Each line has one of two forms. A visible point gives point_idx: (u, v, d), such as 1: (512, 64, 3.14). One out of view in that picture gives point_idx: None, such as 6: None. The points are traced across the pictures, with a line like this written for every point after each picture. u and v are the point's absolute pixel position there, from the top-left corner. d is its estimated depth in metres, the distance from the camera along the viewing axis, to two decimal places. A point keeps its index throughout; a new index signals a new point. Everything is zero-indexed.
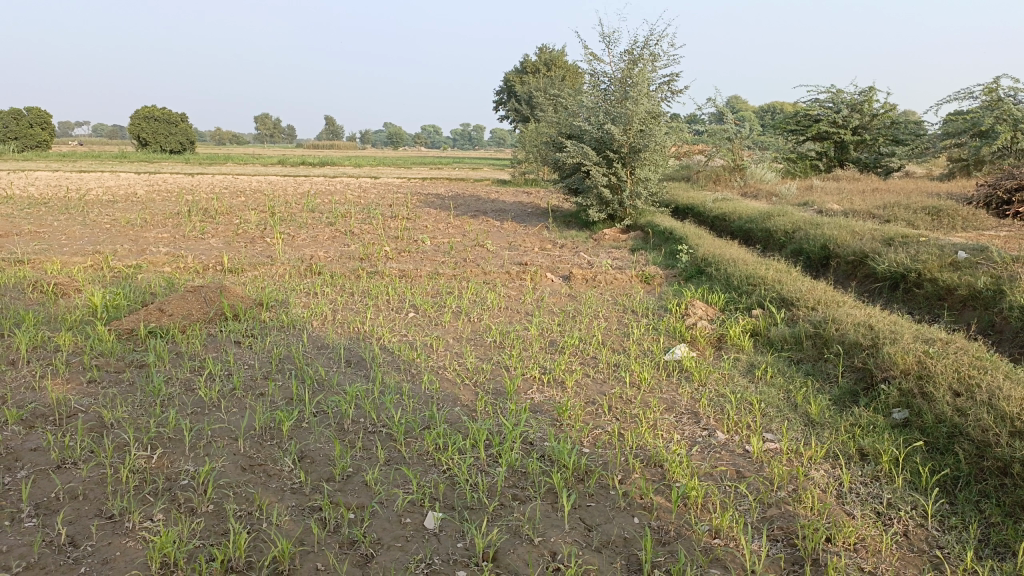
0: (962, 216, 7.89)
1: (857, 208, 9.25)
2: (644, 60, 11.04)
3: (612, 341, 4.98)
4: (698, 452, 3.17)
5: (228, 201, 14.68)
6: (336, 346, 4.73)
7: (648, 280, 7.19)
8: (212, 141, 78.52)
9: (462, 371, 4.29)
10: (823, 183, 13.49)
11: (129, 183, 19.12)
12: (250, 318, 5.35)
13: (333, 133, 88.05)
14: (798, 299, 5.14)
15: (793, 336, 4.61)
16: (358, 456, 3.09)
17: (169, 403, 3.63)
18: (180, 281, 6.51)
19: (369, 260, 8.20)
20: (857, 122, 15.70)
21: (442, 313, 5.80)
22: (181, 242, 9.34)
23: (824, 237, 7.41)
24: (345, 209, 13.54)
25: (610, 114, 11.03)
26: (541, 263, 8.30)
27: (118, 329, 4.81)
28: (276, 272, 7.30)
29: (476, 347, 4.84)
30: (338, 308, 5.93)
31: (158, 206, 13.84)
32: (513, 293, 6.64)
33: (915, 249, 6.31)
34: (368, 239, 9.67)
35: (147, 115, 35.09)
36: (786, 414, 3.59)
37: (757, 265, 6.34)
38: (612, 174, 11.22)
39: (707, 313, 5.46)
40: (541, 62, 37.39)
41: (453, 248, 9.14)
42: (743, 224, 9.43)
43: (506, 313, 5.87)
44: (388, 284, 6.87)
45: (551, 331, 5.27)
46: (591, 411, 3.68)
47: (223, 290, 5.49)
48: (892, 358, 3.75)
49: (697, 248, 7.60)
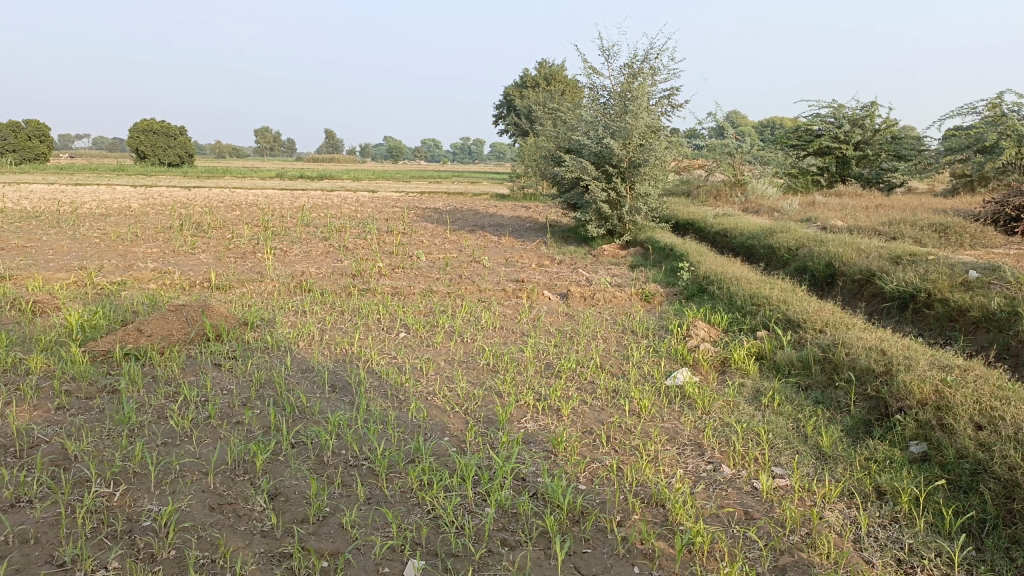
0: (970, 233, 7.70)
1: (862, 225, 9.06)
2: (644, 74, 10.89)
3: (612, 363, 4.76)
4: (704, 490, 2.94)
5: (222, 215, 14.49)
6: (321, 369, 4.51)
7: (648, 298, 6.99)
8: (212, 154, 78.62)
9: (452, 397, 4.07)
10: (826, 199, 13.29)
11: (125, 196, 18.97)
12: (233, 339, 5.13)
13: (333, 147, 88.29)
14: (805, 320, 4.93)
15: (800, 360, 4.40)
16: (336, 494, 2.86)
17: (138, 433, 3.41)
18: (164, 299, 6.30)
19: (362, 276, 8.00)
20: (859, 137, 15.54)
21: (434, 334, 5.59)
22: (171, 257, 9.14)
23: (830, 254, 7.21)
24: (340, 223, 13.35)
25: (609, 128, 10.87)
26: (539, 280, 8.10)
27: (93, 351, 4.59)
28: (265, 289, 7.09)
29: (468, 370, 4.62)
30: (326, 328, 5.70)
31: (151, 220, 13.65)
32: (509, 312, 6.42)
33: (925, 268, 6.11)
34: (361, 255, 9.48)
35: (146, 128, 35.04)
36: (796, 446, 3.37)
37: (761, 284, 6.13)
38: (611, 190, 11.04)
39: (710, 335, 5.25)
40: (541, 76, 37.39)
41: (449, 264, 8.94)
42: (745, 240, 9.24)
43: (500, 334, 5.65)
44: (381, 302, 6.66)
45: (547, 353, 5.05)
46: (588, 443, 3.45)
47: (206, 309, 5.28)
48: (908, 387, 3.54)
49: (699, 265, 7.39)
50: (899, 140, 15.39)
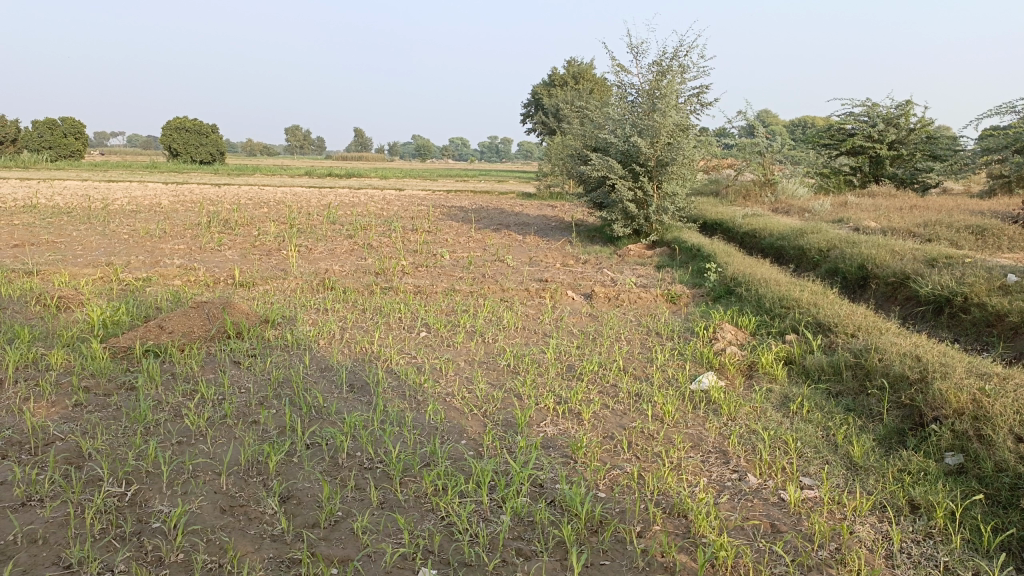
0: (1009, 235, 7.45)
1: (896, 226, 8.83)
2: (673, 71, 10.73)
3: (635, 366, 4.65)
4: (727, 500, 2.83)
5: (250, 212, 14.58)
6: (340, 368, 4.46)
7: (674, 299, 6.86)
8: (243, 152, 79.56)
9: (471, 399, 3.99)
10: (859, 199, 13.01)
11: (157, 193, 19.21)
12: (254, 337, 5.11)
13: (362, 145, 88.97)
14: (836, 324, 4.78)
15: (831, 365, 4.26)
16: (349, 497, 2.80)
17: (153, 431, 3.39)
18: (187, 295, 6.32)
19: (385, 274, 7.96)
20: (894, 136, 15.20)
21: (455, 334, 5.52)
22: (197, 254, 9.19)
23: (862, 256, 7.02)
24: (366, 221, 13.36)
25: (637, 127, 10.74)
26: (563, 279, 8.01)
27: (114, 348, 4.59)
28: (287, 286, 7.08)
29: (489, 371, 4.55)
30: (347, 326, 5.67)
31: (180, 217, 13.78)
32: (532, 313, 6.34)
33: (962, 271, 5.91)
34: (385, 254, 9.45)
35: (179, 126, 35.57)
36: (825, 455, 3.25)
37: (791, 286, 5.98)
38: (638, 189, 10.90)
39: (737, 338, 5.12)
40: (569, 74, 37.21)
41: (472, 263, 8.87)
42: (775, 241, 9.06)
43: (522, 334, 5.57)
44: (402, 300, 6.62)
45: (569, 355, 4.95)
46: (608, 448, 3.35)
47: (227, 306, 5.27)
48: (943, 395, 3.39)
49: (727, 266, 7.24)
50: (934, 139, 15.04)
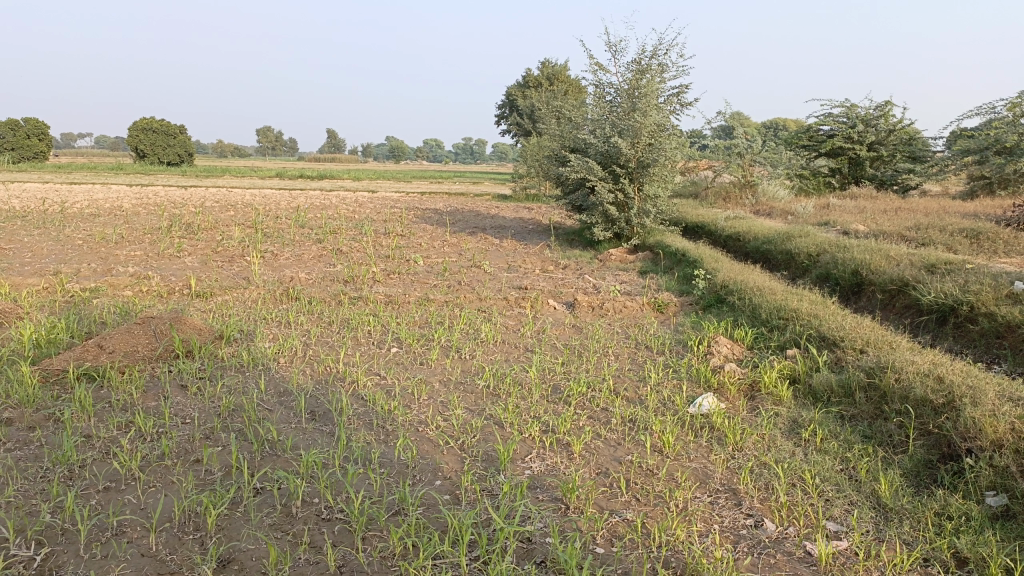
0: (1004, 239, 7.18)
1: (885, 229, 8.53)
2: (653, 70, 10.41)
3: (627, 386, 4.24)
4: (746, 556, 2.44)
5: (215, 216, 13.97)
6: (299, 393, 4.00)
7: (661, 308, 6.48)
8: (214, 154, 78.38)
9: (446, 429, 3.54)
10: (841, 201, 12.77)
11: (119, 196, 18.50)
12: (207, 357, 4.63)
13: (335, 147, 88.30)
14: (841, 338, 4.41)
15: (841, 386, 3.90)
16: (303, 560, 2.37)
17: (76, 476, 2.92)
18: (137, 308, 5.81)
19: (354, 282, 7.50)
20: (873, 137, 15.00)
21: (429, 349, 5.08)
22: (153, 261, 8.64)
23: (856, 261, 6.70)
24: (336, 225, 12.85)
25: (616, 127, 10.40)
26: (544, 287, 7.59)
27: (45, 371, 4.11)
28: (249, 296, 6.59)
29: (466, 394, 4.11)
30: (311, 342, 5.20)
31: (141, 221, 13.16)
32: (511, 324, 5.90)
33: (965, 277, 5.60)
34: (355, 260, 8.96)
35: (145, 127, 34.62)
36: (849, 495, 2.87)
37: (787, 295, 5.61)
38: (618, 191, 10.52)
39: (733, 354, 4.74)
40: (544, 76, 36.79)
41: (447, 269, 8.44)
42: (761, 245, 8.73)
43: (501, 350, 5.13)
44: (373, 312, 6.16)
45: (554, 374, 4.52)
46: (604, 489, 2.93)
47: (176, 322, 4.79)
48: (977, 424, 3.02)
49: (716, 273, 6.87)
50: (914, 140, 14.87)
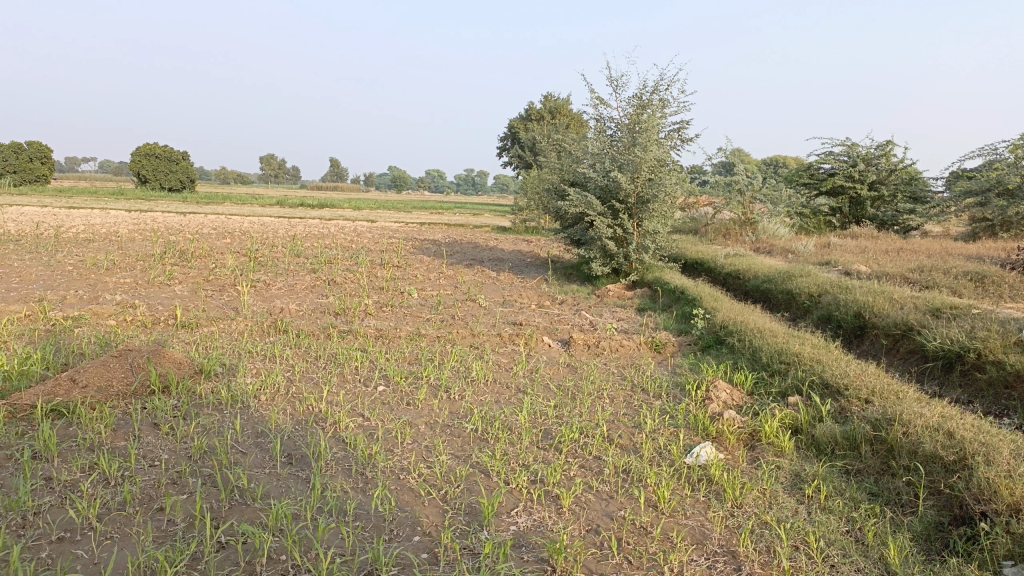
0: (1009, 283, 7.04)
1: (888, 270, 8.39)
2: (653, 106, 10.39)
3: (621, 433, 4.05)
4: None
5: (210, 243, 13.85)
6: (277, 434, 3.82)
7: (658, 348, 6.31)
8: (216, 180, 78.68)
9: (429, 478, 3.35)
10: (842, 240, 12.66)
11: (117, 221, 18.44)
12: (184, 393, 4.44)
13: (337, 175, 88.79)
14: (845, 386, 4.24)
15: (846, 437, 3.72)
16: None
17: (29, 524, 2.74)
18: (118, 339, 5.64)
19: (345, 315, 7.33)
20: (874, 177, 14.94)
21: (417, 388, 4.89)
22: (143, 288, 8.48)
23: (859, 303, 6.55)
24: (333, 254, 12.72)
25: (616, 162, 10.33)
26: (539, 323, 7.43)
27: (12, 406, 3.94)
28: (235, 327, 6.42)
29: (453, 438, 3.92)
30: (296, 378, 5.02)
31: (135, 246, 13.07)
32: (504, 362, 5.72)
33: (972, 323, 5.44)
34: (348, 291, 8.80)
35: (149, 151, 34.73)
36: (856, 561, 2.68)
37: (789, 337, 5.45)
38: (617, 226, 10.41)
39: (733, 399, 4.56)
40: (546, 109, 36.99)
41: (441, 303, 8.28)
42: (761, 283, 8.58)
43: (492, 390, 4.94)
44: (361, 347, 5.98)
45: (545, 418, 4.32)
46: (593, 550, 2.73)
47: (155, 355, 4.62)
48: (992, 485, 2.84)
49: (716, 312, 6.70)
50: (915, 181, 14.81)
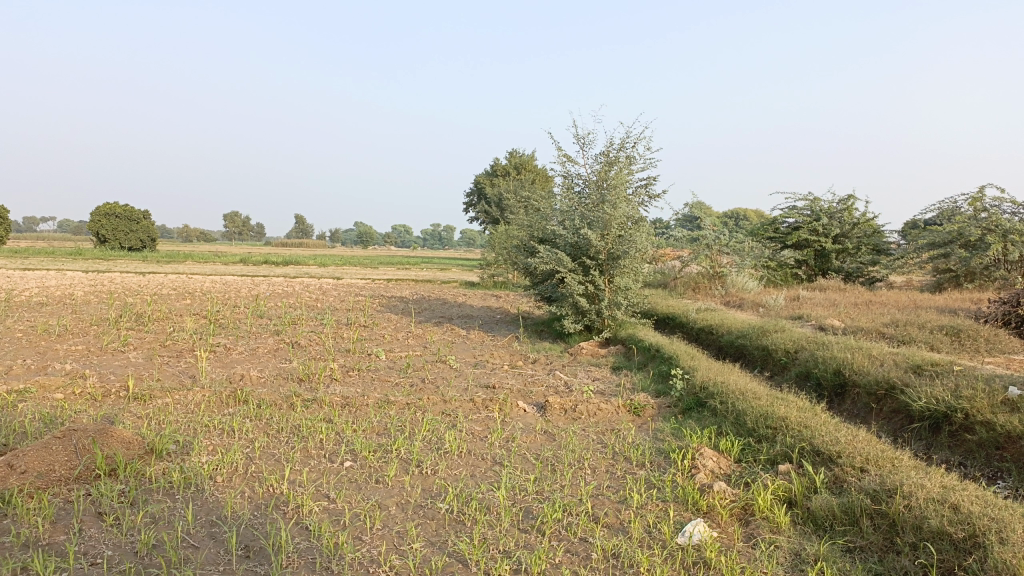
0: (984, 337, 7.00)
1: (862, 325, 8.33)
2: (620, 163, 10.42)
3: (607, 510, 3.79)
4: None
5: (170, 305, 13.42)
6: (234, 523, 3.49)
7: (637, 411, 6.09)
8: (179, 239, 77.68)
9: (402, 571, 3.06)
10: (810, 293, 12.69)
11: (73, 282, 17.88)
12: (133, 476, 4.09)
13: (303, 232, 88.36)
14: (837, 453, 4.06)
15: (844, 511, 3.52)
16: None
17: None
18: (63, 415, 5.26)
19: (309, 381, 7.01)
20: (838, 230, 15.12)
21: (387, 463, 4.59)
22: (95, 356, 8.07)
23: (838, 361, 6.43)
24: (297, 315, 12.38)
25: (586, 219, 10.27)
26: (512, 385, 7.18)
27: None
28: (192, 398, 6.07)
29: (427, 521, 3.63)
30: (256, 454, 4.69)
31: (90, 310, 12.59)
32: (478, 430, 5.45)
33: (955, 380, 5.34)
34: (313, 355, 8.48)
35: (109, 212, 34.22)
36: None
37: (772, 400, 5.28)
38: (589, 283, 10.28)
39: (720, 468, 4.34)
40: (511, 164, 37.30)
41: (410, 365, 8.00)
42: (735, 340, 8.47)
43: (467, 463, 4.65)
44: (327, 417, 5.67)
45: (525, 494, 4.05)
46: None
47: (102, 435, 4.27)
48: (1011, 567, 2.65)
49: (694, 372, 6.53)
50: (878, 234, 15.01)
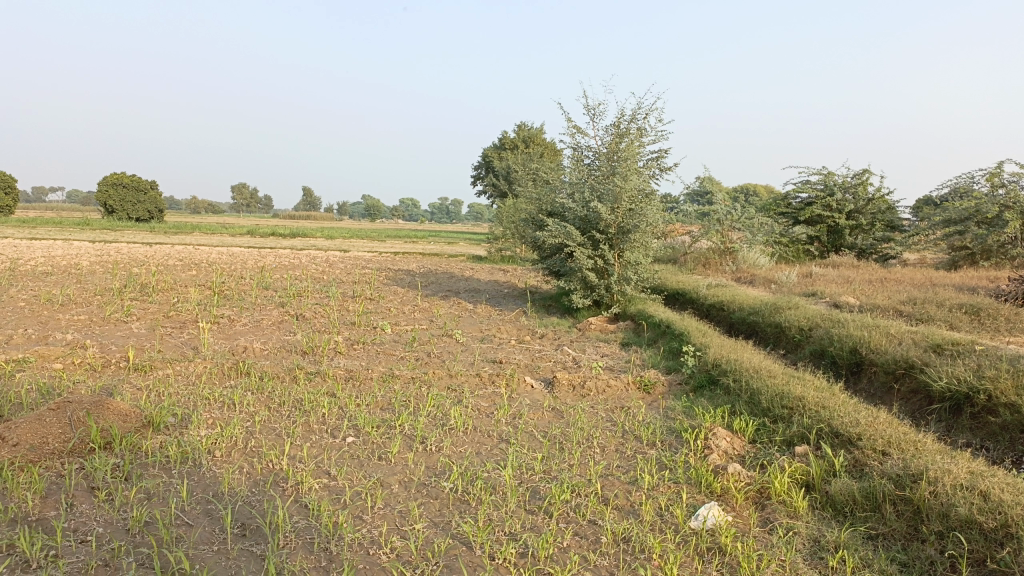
0: (1005, 316, 6.80)
1: (877, 302, 8.13)
2: (632, 135, 10.19)
3: (617, 492, 3.65)
4: None
5: (175, 276, 13.29)
6: (231, 500, 3.37)
7: (648, 389, 5.95)
8: (188, 209, 77.59)
9: (403, 553, 2.93)
10: (823, 270, 12.47)
11: (79, 252, 17.81)
12: (128, 450, 3.97)
13: (310, 204, 88.19)
14: (858, 436, 3.90)
15: (866, 496, 3.37)
16: None
17: None
18: (61, 386, 5.14)
19: (312, 354, 6.88)
20: (852, 206, 14.84)
21: (391, 439, 4.46)
22: (97, 327, 7.96)
23: (854, 338, 6.26)
24: (302, 287, 12.24)
25: (596, 192, 10.07)
26: (520, 360, 7.04)
27: None
28: (193, 370, 5.96)
29: (430, 500, 3.50)
30: (256, 429, 4.56)
31: (94, 280, 12.50)
32: (484, 407, 5.32)
33: (977, 360, 5.16)
34: (317, 327, 8.34)
35: (116, 181, 33.91)
36: None
37: (788, 379, 5.11)
38: (598, 257, 10.10)
39: (734, 450, 4.20)
40: (520, 138, 36.89)
41: (416, 339, 7.87)
42: (748, 316, 8.29)
43: (472, 440, 4.52)
44: (330, 391, 5.55)
45: (532, 473, 3.92)
46: None
47: (97, 408, 4.14)
48: None
49: (706, 349, 6.37)
50: (892, 210, 14.72)
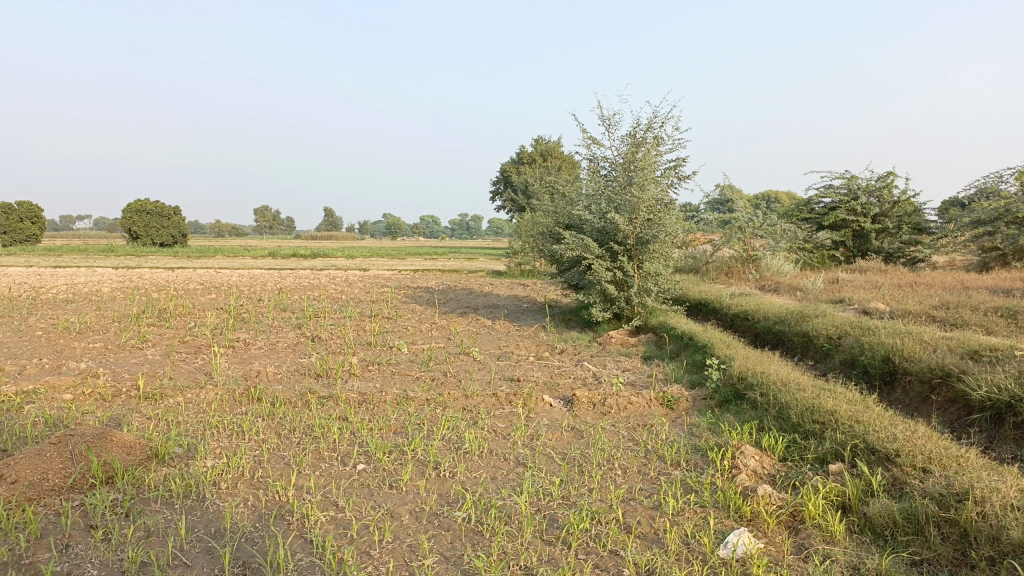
0: None
1: (908, 308, 7.84)
2: (648, 144, 9.99)
3: (640, 518, 3.44)
4: None
5: (194, 301, 13.26)
6: (232, 537, 3.22)
7: (671, 405, 5.73)
8: (211, 233, 78.43)
9: None
10: (849, 275, 12.16)
11: (102, 279, 17.91)
12: (131, 484, 3.83)
13: (331, 225, 88.77)
14: (895, 452, 3.66)
15: (907, 517, 3.14)
16: None
17: None
18: (68, 417, 5.03)
19: (326, 377, 6.74)
20: (876, 209, 14.51)
21: (403, 465, 4.29)
22: (112, 354, 7.89)
23: (886, 346, 6.00)
24: (320, 307, 12.15)
25: (613, 202, 9.88)
26: (538, 378, 6.85)
27: None
28: (205, 397, 5.83)
29: (442, 532, 3.31)
30: (265, 458, 4.41)
31: (114, 306, 12.50)
32: (501, 428, 5.13)
33: (1018, 366, 4.89)
34: (332, 349, 8.21)
35: (139, 208, 34.26)
36: None
37: (819, 392, 4.87)
38: (617, 269, 9.89)
39: (763, 469, 3.97)
40: (538, 153, 36.83)
41: (432, 359, 7.71)
42: (773, 326, 8.04)
43: (487, 465, 4.33)
44: (342, 415, 5.39)
45: (549, 499, 3.72)
46: None
47: (99, 440, 4.01)
48: None
49: (731, 362, 6.14)
50: (918, 212, 14.36)
